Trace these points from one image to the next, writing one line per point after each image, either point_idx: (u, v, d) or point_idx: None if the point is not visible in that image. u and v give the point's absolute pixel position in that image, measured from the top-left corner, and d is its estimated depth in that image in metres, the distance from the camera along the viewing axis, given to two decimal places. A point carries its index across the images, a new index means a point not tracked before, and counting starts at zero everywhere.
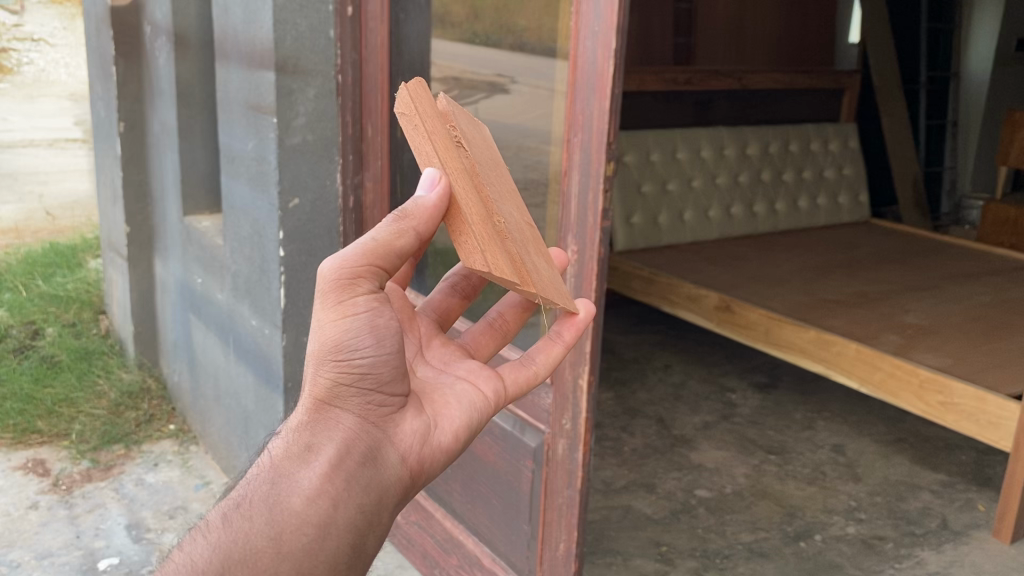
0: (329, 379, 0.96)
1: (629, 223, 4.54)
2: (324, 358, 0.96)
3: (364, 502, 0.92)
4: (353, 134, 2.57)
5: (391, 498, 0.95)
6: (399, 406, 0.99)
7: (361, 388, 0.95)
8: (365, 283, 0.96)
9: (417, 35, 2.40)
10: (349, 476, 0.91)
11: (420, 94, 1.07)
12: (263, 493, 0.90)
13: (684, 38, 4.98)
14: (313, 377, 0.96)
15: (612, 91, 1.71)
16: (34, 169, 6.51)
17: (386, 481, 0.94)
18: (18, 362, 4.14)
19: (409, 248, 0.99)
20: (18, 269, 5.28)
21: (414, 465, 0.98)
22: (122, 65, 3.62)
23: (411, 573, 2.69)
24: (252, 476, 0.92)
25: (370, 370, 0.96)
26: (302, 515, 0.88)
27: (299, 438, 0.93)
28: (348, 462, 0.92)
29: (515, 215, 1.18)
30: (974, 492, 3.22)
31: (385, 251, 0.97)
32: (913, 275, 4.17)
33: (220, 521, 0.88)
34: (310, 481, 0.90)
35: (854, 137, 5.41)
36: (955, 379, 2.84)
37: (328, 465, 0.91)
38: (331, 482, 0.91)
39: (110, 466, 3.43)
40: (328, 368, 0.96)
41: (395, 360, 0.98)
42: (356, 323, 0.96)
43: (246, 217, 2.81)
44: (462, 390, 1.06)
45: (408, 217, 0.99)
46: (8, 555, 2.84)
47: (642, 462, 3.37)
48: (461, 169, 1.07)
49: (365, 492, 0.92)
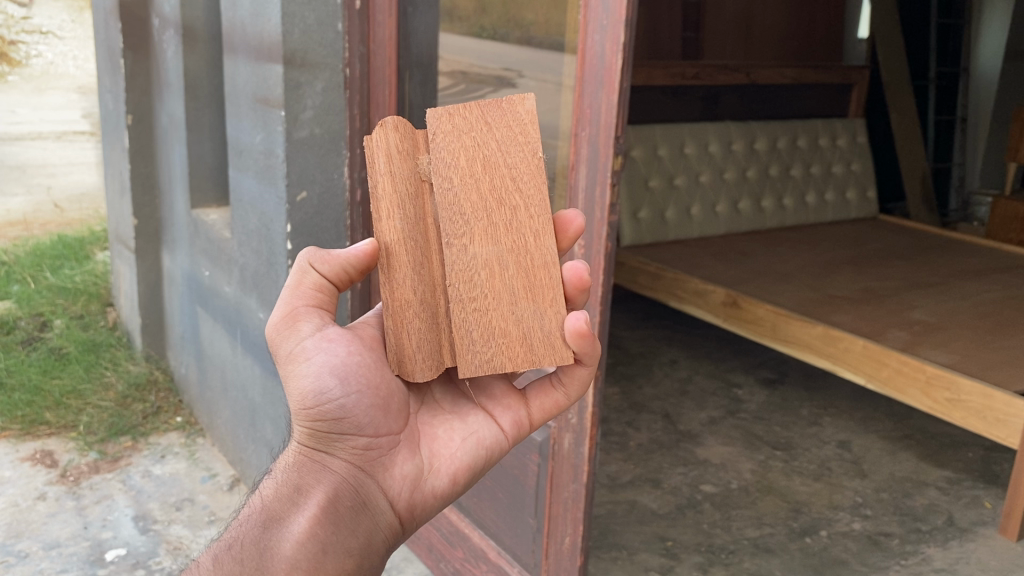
0: (314, 428, 1.12)
1: (637, 218, 4.53)
2: (310, 411, 1.11)
3: (351, 545, 1.08)
4: (361, 127, 2.55)
5: (379, 537, 1.10)
6: (389, 449, 1.14)
7: (343, 435, 1.11)
8: (303, 323, 1.12)
9: (425, 28, 2.38)
10: (338, 520, 1.07)
11: (375, 149, 1.14)
12: (253, 536, 1.06)
13: (693, 32, 4.95)
14: (300, 427, 1.12)
15: (620, 85, 1.71)
16: (43, 162, 6.51)
17: (374, 521, 1.10)
18: (26, 354, 4.17)
19: (317, 277, 1.13)
20: (26, 262, 5.30)
21: (402, 508, 1.13)
22: (130, 58, 3.62)
23: (417, 566, 2.70)
24: (244, 519, 1.08)
25: (344, 415, 1.11)
26: (291, 556, 1.04)
27: (289, 482, 1.10)
28: (336, 505, 1.08)
29: (499, 255, 1.14)
30: (981, 489, 3.21)
31: (302, 289, 1.13)
32: (921, 272, 4.15)
33: (213, 563, 1.05)
34: (299, 525, 1.06)
35: (861, 132, 5.40)
36: (963, 376, 2.84)
37: (316, 509, 1.07)
38: (320, 526, 1.07)
39: (117, 458, 3.44)
40: (312, 418, 1.12)
41: (373, 407, 1.12)
42: (311, 366, 1.11)
43: (254, 210, 2.82)
44: (469, 425, 1.19)
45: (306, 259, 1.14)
46: (16, 546, 2.86)
47: (648, 456, 3.37)
48: (403, 240, 1.13)
49: (354, 533, 1.08)
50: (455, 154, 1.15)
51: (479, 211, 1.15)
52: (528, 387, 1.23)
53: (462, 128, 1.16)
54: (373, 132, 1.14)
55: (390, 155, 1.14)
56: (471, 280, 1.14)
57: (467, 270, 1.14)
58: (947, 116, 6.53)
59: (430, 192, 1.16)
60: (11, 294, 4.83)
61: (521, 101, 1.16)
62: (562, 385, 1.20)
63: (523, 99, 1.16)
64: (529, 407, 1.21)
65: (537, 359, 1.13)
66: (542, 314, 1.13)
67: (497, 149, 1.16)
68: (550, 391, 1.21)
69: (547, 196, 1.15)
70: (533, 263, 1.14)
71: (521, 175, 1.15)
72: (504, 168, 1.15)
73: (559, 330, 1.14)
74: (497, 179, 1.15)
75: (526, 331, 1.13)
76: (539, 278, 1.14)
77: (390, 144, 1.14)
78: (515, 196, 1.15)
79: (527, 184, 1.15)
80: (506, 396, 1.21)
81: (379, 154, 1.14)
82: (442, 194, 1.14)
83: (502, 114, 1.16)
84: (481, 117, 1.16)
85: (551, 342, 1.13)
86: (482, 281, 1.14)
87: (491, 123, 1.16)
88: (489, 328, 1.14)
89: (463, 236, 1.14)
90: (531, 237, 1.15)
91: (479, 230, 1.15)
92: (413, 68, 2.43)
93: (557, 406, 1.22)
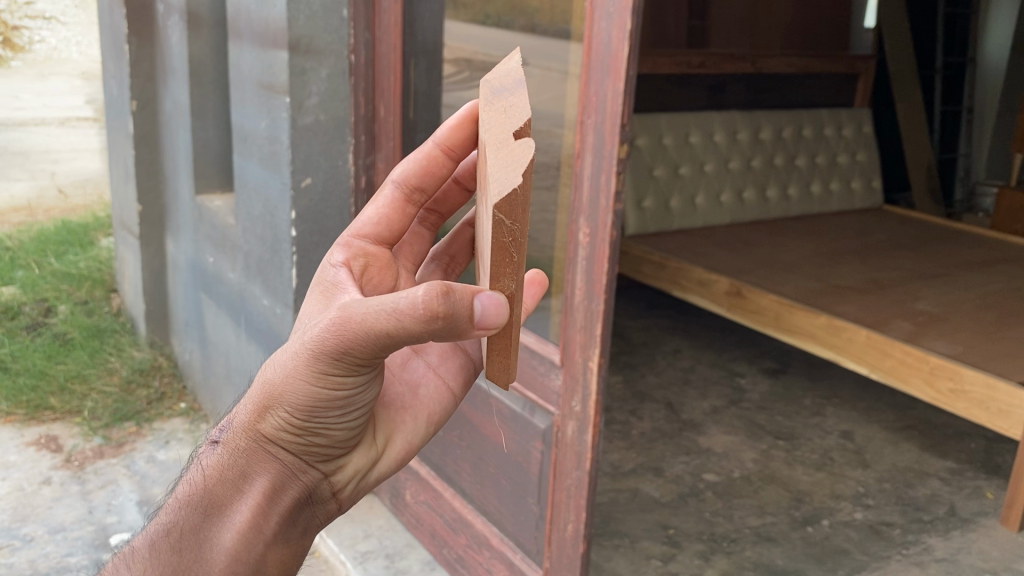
0: (283, 424, 0.98)
1: (641, 207, 4.53)
2: (282, 407, 0.97)
3: (289, 540, 1.01)
4: (365, 114, 2.56)
5: (317, 522, 1.05)
6: (350, 445, 1.04)
7: (313, 438, 0.99)
8: (361, 368, 0.92)
9: (430, 15, 2.37)
10: (282, 514, 1.00)
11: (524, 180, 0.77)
12: (192, 524, 0.97)
13: (698, 21, 4.94)
14: (270, 417, 0.99)
15: (626, 73, 1.71)
16: (46, 149, 6.48)
17: (314, 513, 1.04)
18: (30, 339, 4.18)
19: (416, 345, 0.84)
20: (30, 247, 5.30)
21: (346, 495, 1.07)
22: (135, 44, 3.61)
23: (419, 553, 2.71)
24: (184, 500, 0.99)
25: (325, 424, 0.98)
26: (227, 556, 0.97)
27: (234, 465, 1.00)
28: (282, 501, 1.00)
29: None
30: (983, 480, 3.22)
31: (395, 345, 0.85)
32: (925, 262, 4.14)
33: (147, 547, 0.96)
34: (242, 518, 0.98)
35: (867, 122, 5.38)
36: (966, 366, 2.84)
37: (261, 500, 0.99)
38: (264, 519, 0.99)
39: (121, 443, 3.45)
40: (284, 416, 0.98)
41: (352, 415, 1.00)
42: (326, 388, 0.94)
43: (258, 196, 2.82)
44: (424, 402, 1.10)
45: (439, 335, 0.81)
46: (21, 530, 2.88)
47: (651, 445, 3.38)
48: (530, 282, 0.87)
49: (293, 524, 1.02)
50: None
51: None
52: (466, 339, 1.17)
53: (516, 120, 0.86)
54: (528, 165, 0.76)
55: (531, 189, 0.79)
56: None
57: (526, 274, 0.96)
58: (953, 107, 6.50)
59: None
60: (15, 279, 4.84)
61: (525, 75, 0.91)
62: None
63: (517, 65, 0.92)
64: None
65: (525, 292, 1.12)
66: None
67: None
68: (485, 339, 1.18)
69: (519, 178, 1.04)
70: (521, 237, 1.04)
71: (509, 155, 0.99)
72: None
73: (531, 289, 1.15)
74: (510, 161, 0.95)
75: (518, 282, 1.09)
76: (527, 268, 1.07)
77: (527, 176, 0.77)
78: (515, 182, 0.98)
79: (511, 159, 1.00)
80: (454, 354, 1.15)
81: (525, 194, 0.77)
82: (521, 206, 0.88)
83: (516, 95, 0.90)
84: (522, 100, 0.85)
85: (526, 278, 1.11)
86: None
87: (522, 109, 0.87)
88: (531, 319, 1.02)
89: None
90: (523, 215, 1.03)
91: None
92: (418, 55, 2.42)
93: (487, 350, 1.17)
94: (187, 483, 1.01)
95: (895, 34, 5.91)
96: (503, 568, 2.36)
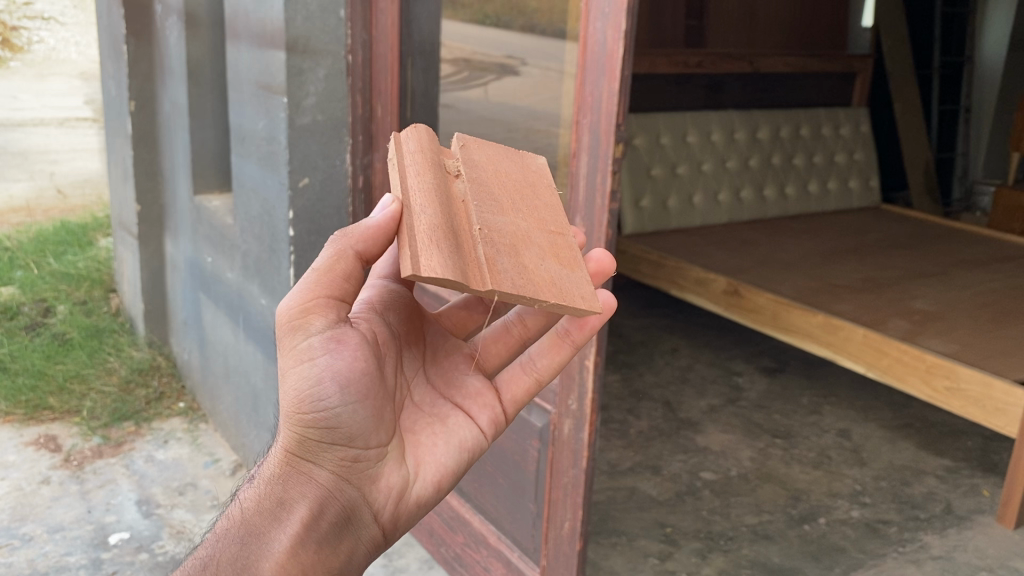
0: (308, 436, 1.03)
1: (639, 207, 4.54)
2: (305, 416, 1.02)
3: (331, 566, 1.00)
4: (363, 115, 2.58)
5: (361, 550, 1.04)
6: (377, 458, 1.05)
7: (333, 443, 1.03)
8: (317, 319, 1.02)
9: (427, 16, 2.38)
10: (322, 537, 1.00)
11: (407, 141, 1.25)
12: (232, 555, 0.97)
13: (696, 20, 4.95)
14: (287, 430, 1.03)
15: (621, 73, 1.72)
16: (46, 148, 6.48)
17: (357, 538, 1.03)
18: (30, 339, 4.19)
19: (349, 268, 1.03)
20: (29, 247, 5.31)
21: (386, 519, 1.06)
22: (133, 44, 3.61)
23: (417, 551, 2.73)
24: (220, 534, 1.00)
25: (340, 423, 1.02)
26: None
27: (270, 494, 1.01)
28: (322, 523, 1.00)
29: (521, 226, 1.16)
30: (979, 478, 3.22)
31: (331, 277, 1.03)
32: (922, 260, 4.15)
33: None
34: (282, 543, 0.98)
35: (865, 121, 5.40)
36: (963, 364, 2.84)
37: (299, 526, 0.99)
38: (304, 543, 0.99)
39: (120, 443, 3.46)
40: (297, 421, 1.03)
41: (372, 417, 1.04)
42: (316, 368, 1.01)
43: (256, 195, 2.82)
44: (452, 428, 1.12)
45: (348, 235, 1.04)
46: (21, 529, 2.88)
47: (648, 444, 3.38)
48: (431, 187, 1.15)
49: (335, 549, 1.01)
50: (485, 166, 1.26)
51: (507, 194, 1.21)
52: (499, 380, 1.18)
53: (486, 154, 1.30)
54: (404, 132, 1.27)
55: (420, 147, 1.24)
56: (498, 232, 1.13)
57: (504, 232, 1.13)
58: (950, 106, 6.52)
59: (454, 179, 1.22)
60: (14, 279, 4.84)
61: (533, 158, 1.34)
62: (536, 371, 1.16)
63: (531, 157, 1.34)
64: (538, 367, 1.16)
65: (568, 299, 1.04)
66: (572, 275, 1.09)
67: (515, 173, 1.28)
68: (523, 376, 1.17)
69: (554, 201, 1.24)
70: (554, 243, 1.15)
71: (541, 192, 1.26)
72: (528, 185, 1.26)
73: (590, 287, 1.09)
74: (523, 193, 1.23)
75: (557, 279, 1.07)
76: (563, 252, 1.14)
77: (425, 142, 1.27)
78: (541, 211, 1.21)
79: (546, 203, 1.24)
80: (483, 392, 1.16)
81: (411, 144, 1.25)
82: (478, 184, 1.20)
83: (518, 160, 1.32)
84: (507, 152, 1.32)
85: (583, 295, 1.06)
86: (508, 236, 1.13)
87: (511, 159, 1.31)
88: (520, 268, 1.07)
89: (496, 208, 1.17)
90: (558, 227, 1.19)
91: (507, 206, 1.19)
92: (415, 56, 2.44)
93: (530, 394, 1.17)
94: (223, 520, 1.02)
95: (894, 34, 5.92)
96: (501, 566, 2.37)
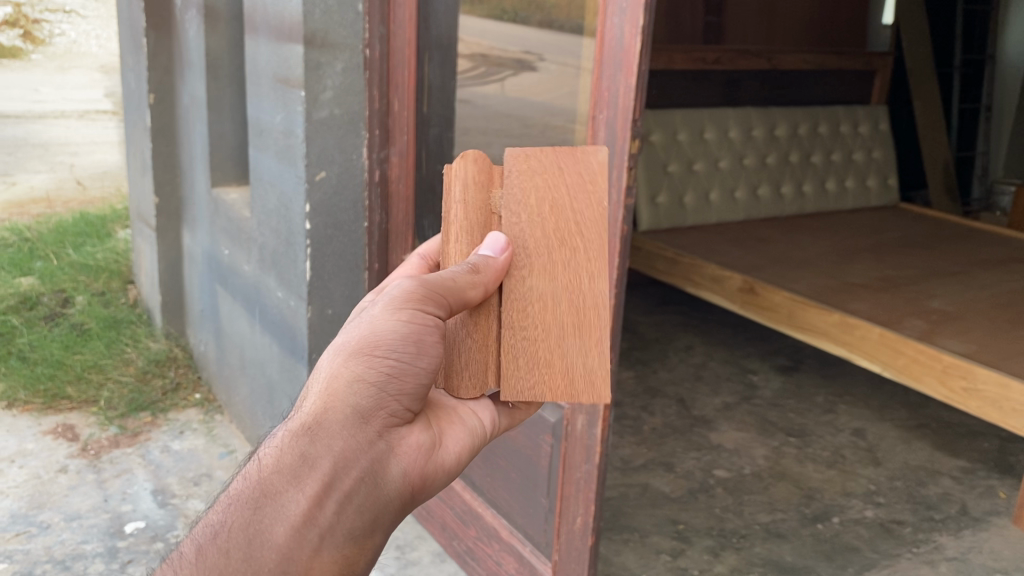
0: (356, 376, 0.95)
1: (654, 203, 4.53)
2: (359, 353, 0.96)
3: (362, 519, 0.92)
4: (380, 109, 2.58)
5: (391, 508, 0.95)
6: (412, 415, 0.99)
7: (380, 390, 0.95)
8: (432, 307, 0.99)
9: (445, 9, 2.39)
10: (354, 482, 0.92)
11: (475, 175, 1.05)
12: (255, 498, 0.89)
13: (715, 17, 4.84)
14: (333, 369, 0.96)
15: (638, 68, 1.71)
16: (66, 141, 6.59)
17: (387, 494, 0.95)
18: (49, 329, 4.24)
19: (478, 298, 1.02)
20: (49, 239, 5.36)
21: (416, 481, 0.98)
22: (153, 38, 3.65)
23: (430, 544, 2.74)
24: (248, 476, 0.91)
25: (392, 366, 0.96)
26: (301, 523, 0.88)
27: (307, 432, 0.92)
28: (357, 470, 0.92)
29: (552, 294, 1.05)
30: (996, 479, 3.20)
31: (451, 298, 1.00)
32: (939, 260, 4.11)
33: (211, 540, 0.88)
34: (316, 483, 0.90)
35: (884, 119, 5.37)
36: (979, 365, 2.82)
37: (336, 467, 0.91)
38: (338, 486, 0.91)
39: (137, 432, 3.49)
40: (349, 359, 0.96)
41: (425, 367, 0.98)
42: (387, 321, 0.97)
43: (273, 189, 2.84)
44: (465, 416, 1.08)
45: (481, 272, 1.01)
46: (38, 517, 2.92)
47: (662, 441, 3.38)
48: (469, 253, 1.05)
49: (367, 497, 0.93)
50: (528, 193, 1.04)
51: (545, 240, 1.05)
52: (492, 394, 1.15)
53: (539, 170, 1.04)
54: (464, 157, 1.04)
55: (468, 193, 1.04)
56: (530, 316, 1.05)
57: (529, 309, 1.05)
58: (971, 104, 6.46)
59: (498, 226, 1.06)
60: (34, 269, 4.88)
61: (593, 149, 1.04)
62: None
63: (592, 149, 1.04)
64: None
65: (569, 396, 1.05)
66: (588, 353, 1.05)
67: (566, 194, 1.04)
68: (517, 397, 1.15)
69: (602, 234, 1.04)
70: (582, 308, 1.05)
71: (587, 219, 1.04)
72: (572, 213, 1.05)
73: (600, 368, 1.06)
74: (565, 223, 1.04)
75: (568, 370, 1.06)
76: (587, 316, 1.05)
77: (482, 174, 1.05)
78: (578, 260, 1.05)
79: (590, 242, 1.04)
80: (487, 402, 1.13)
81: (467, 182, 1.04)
82: (511, 230, 1.05)
83: (574, 162, 1.05)
84: (560, 152, 1.04)
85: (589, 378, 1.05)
86: (535, 318, 1.05)
87: (570, 169, 1.04)
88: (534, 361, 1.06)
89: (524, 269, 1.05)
90: (588, 277, 1.05)
91: (541, 265, 1.05)
92: (433, 49, 2.43)
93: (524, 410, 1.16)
94: (245, 471, 0.92)
95: (914, 31, 5.87)
96: (512, 560, 2.37)
